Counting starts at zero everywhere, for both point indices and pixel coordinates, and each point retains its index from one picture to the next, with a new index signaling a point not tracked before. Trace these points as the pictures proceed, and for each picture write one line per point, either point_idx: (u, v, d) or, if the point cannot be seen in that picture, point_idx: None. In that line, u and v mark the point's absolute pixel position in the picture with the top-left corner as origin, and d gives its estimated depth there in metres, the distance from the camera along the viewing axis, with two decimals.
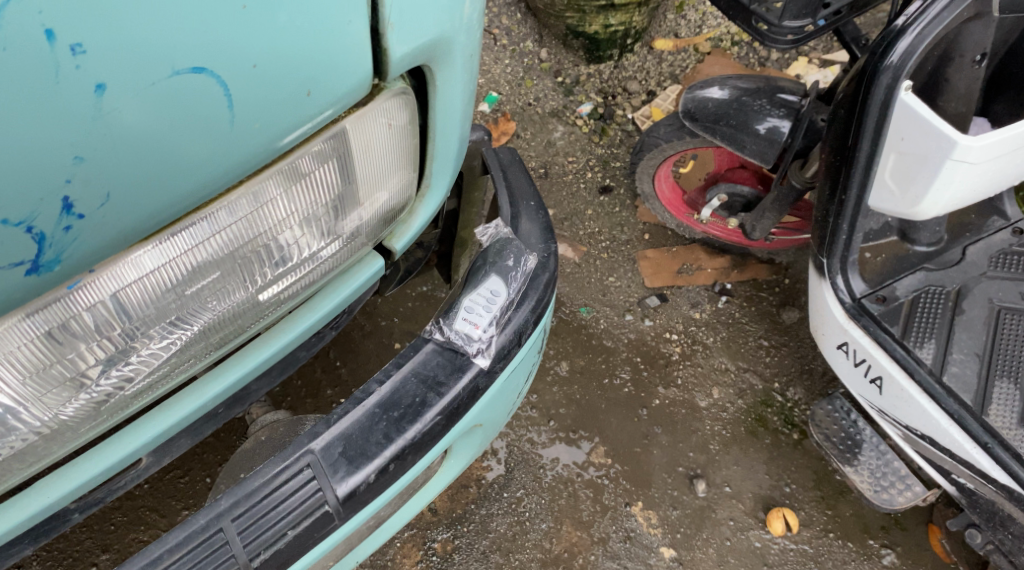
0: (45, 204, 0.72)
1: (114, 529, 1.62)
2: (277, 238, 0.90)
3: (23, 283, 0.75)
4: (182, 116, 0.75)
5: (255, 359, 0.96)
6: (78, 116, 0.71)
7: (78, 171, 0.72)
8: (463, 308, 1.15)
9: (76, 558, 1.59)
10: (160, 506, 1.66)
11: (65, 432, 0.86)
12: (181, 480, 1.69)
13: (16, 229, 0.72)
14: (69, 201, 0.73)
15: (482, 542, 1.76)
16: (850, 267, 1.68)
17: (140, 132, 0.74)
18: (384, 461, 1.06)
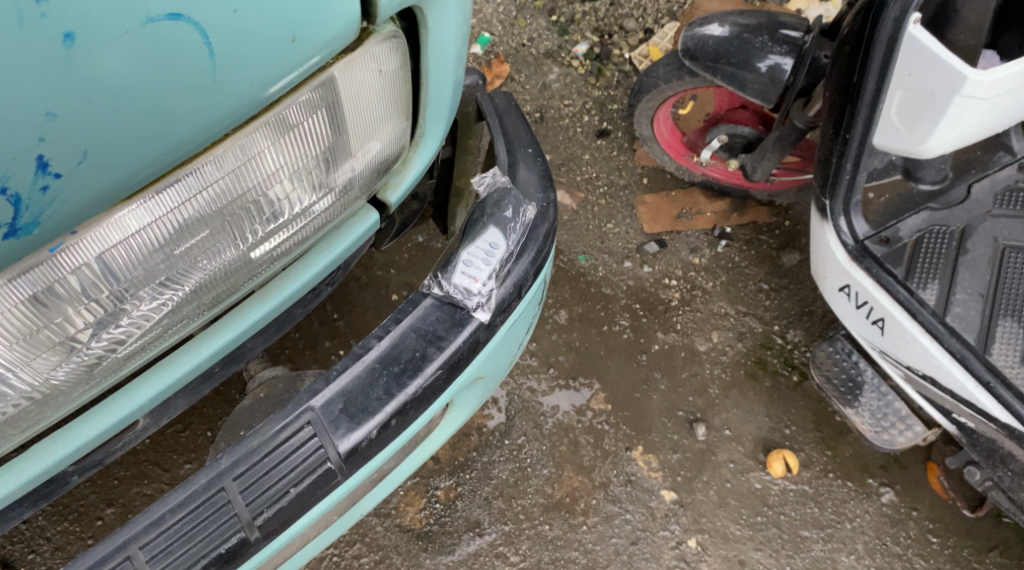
0: (19, 163, 0.69)
1: (118, 483, 1.62)
2: (269, 193, 0.87)
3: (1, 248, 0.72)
4: (158, 66, 0.71)
5: (250, 318, 0.94)
6: (48, 68, 0.68)
7: (51, 128, 0.69)
8: (461, 261, 1.12)
9: (82, 512, 1.59)
10: (162, 460, 1.65)
11: (58, 396, 0.84)
12: (182, 434, 1.67)
13: None
14: (44, 160, 0.70)
15: (484, 489, 1.77)
16: (853, 209, 1.64)
17: (116, 85, 0.71)
18: (386, 417, 1.05)
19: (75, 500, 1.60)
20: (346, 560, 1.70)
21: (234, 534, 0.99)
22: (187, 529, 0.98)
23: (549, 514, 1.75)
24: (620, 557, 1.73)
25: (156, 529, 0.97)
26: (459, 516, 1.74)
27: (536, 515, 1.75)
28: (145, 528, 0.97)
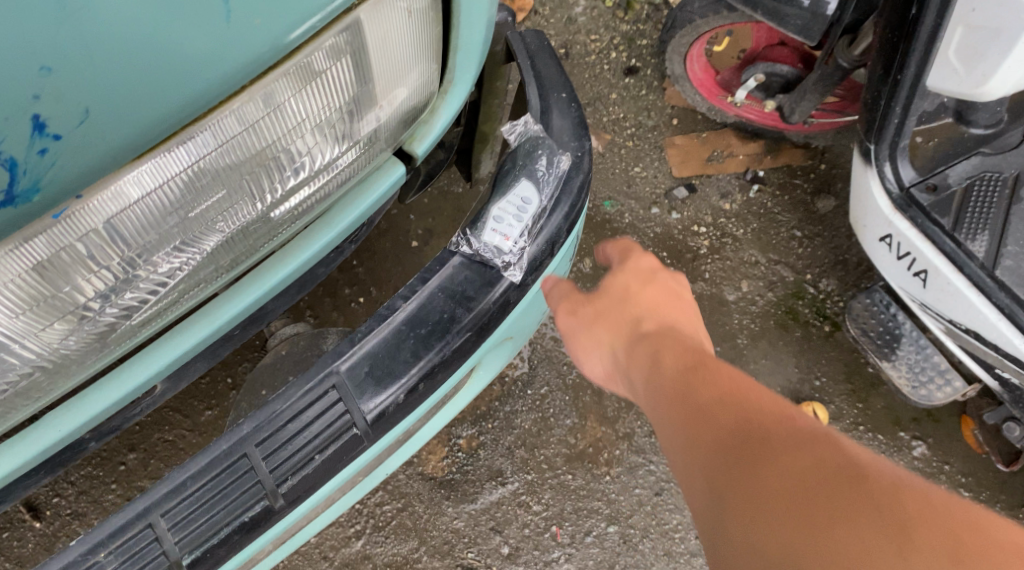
0: (13, 123, 0.64)
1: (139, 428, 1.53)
2: (289, 149, 0.80)
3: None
4: (164, 11, 0.65)
5: (271, 281, 0.87)
6: (40, 16, 0.62)
7: (47, 84, 0.64)
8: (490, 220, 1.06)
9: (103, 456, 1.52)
10: (183, 407, 1.55)
11: (69, 366, 0.79)
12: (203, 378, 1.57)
13: None
14: (41, 119, 0.65)
15: (507, 438, 1.72)
16: (899, 154, 1.55)
17: (121, 34, 0.64)
18: (413, 380, 1.00)
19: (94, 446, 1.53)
20: (368, 508, 1.67)
21: (258, 502, 0.95)
22: (209, 496, 0.93)
23: (571, 465, 1.71)
24: (643, 509, 1.70)
25: (177, 497, 0.93)
26: (482, 465, 1.71)
27: (559, 466, 1.71)
28: (165, 496, 0.92)
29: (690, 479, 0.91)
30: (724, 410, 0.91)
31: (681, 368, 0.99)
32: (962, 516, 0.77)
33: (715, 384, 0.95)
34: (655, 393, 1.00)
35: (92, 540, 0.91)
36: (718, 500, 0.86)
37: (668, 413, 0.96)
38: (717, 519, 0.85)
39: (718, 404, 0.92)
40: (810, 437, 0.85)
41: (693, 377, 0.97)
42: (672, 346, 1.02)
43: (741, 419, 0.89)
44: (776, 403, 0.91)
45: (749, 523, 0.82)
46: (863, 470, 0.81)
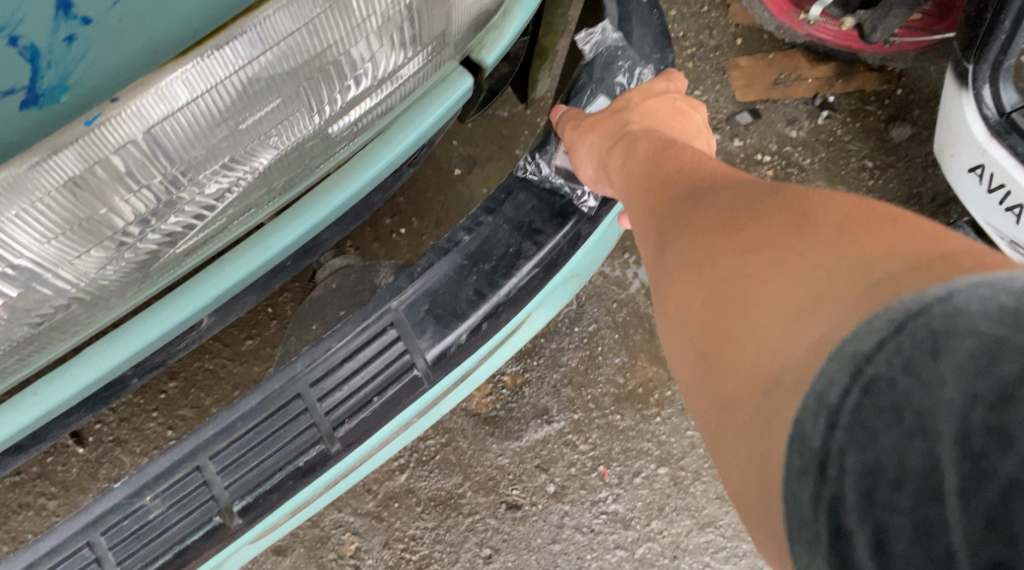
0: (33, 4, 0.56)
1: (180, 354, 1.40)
2: (351, 53, 0.70)
3: (22, 120, 0.59)
4: None
5: (327, 207, 0.77)
6: None
7: None
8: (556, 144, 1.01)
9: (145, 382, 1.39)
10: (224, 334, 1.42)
11: (107, 300, 0.70)
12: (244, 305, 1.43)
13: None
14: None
15: (553, 376, 1.61)
16: (1003, 75, 1.40)
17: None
18: (476, 321, 0.90)
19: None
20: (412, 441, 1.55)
21: (314, 446, 0.87)
22: (259, 440, 0.86)
23: (620, 406, 1.61)
24: (695, 451, 1.60)
25: (225, 440, 0.85)
26: (526, 403, 1.59)
27: (607, 406, 1.61)
28: (213, 439, 0.85)
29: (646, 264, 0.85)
30: (665, 186, 0.85)
31: (648, 149, 0.91)
32: (877, 217, 0.66)
33: (664, 162, 0.88)
34: (623, 173, 0.92)
35: (138, 482, 0.84)
36: (658, 274, 0.80)
37: (629, 199, 0.90)
38: (658, 295, 0.80)
39: (660, 181, 0.86)
40: (746, 188, 0.77)
41: (646, 160, 0.90)
42: (635, 132, 0.95)
43: (678, 189, 0.83)
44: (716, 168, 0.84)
45: (675, 281, 0.76)
46: (796, 203, 0.72)
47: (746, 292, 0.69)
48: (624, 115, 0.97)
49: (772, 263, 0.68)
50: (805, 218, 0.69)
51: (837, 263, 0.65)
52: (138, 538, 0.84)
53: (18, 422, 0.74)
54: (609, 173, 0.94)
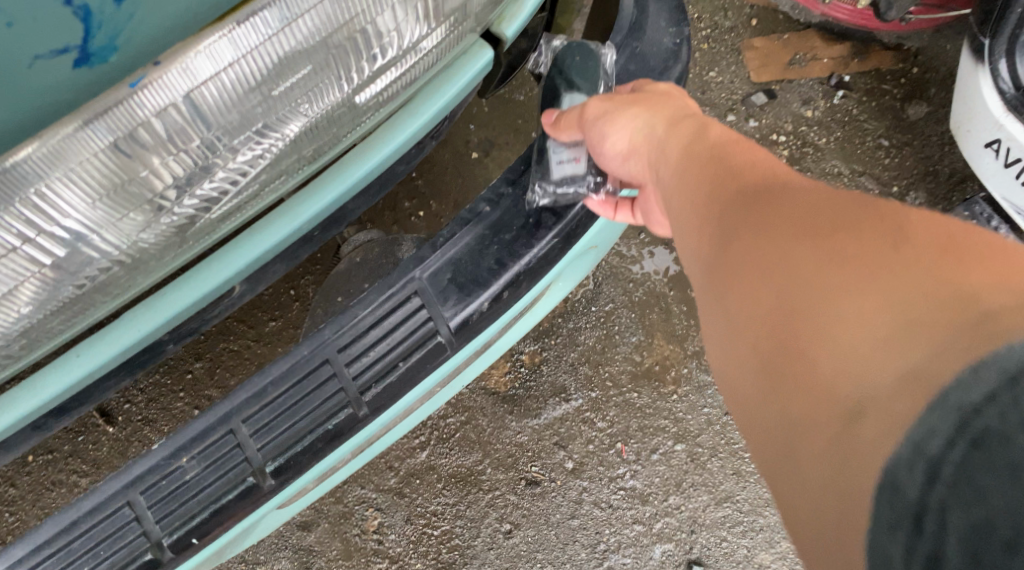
0: None
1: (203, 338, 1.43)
2: (377, 22, 0.72)
3: (76, 78, 0.64)
4: None
5: (354, 175, 0.80)
6: None
7: None
8: (552, 154, 1.01)
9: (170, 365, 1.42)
10: (247, 317, 1.45)
11: (147, 264, 0.73)
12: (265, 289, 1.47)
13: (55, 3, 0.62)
14: None
15: (570, 355, 1.62)
16: (1019, 50, 1.41)
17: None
18: (498, 289, 0.92)
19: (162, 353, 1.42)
20: (433, 420, 1.57)
21: (342, 410, 0.90)
22: (290, 404, 0.89)
23: (638, 384, 1.62)
24: (712, 428, 1.62)
25: (257, 404, 0.89)
26: (546, 382, 1.61)
27: (625, 384, 1.62)
28: (246, 403, 0.89)
29: (687, 249, 0.85)
30: (714, 170, 0.83)
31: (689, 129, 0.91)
32: (974, 241, 0.67)
33: (713, 148, 0.85)
34: (659, 160, 0.92)
35: (174, 444, 0.88)
36: (708, 266, 0.80)
37: (670, 183, 0.88)
38: (709, 288, 0.80)
39: (707, 165, 0.84)
40: (812, 187, 0.76)
41: (690, 142, 0.88)
42: (678, 119, 0.92)
43: (730, 178, 0.81)
44: (767, 157, 0.82)
45: (737, 285, 0.75)
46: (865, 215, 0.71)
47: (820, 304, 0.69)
48: (669, 105, 0.94)
49: (840, 285, 0.68)
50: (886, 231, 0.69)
51: (916, 295, 0.65)
52: (175, 497, 0.88)
53: (63, 382, 0.77)
54: (654, 169, 0.92)
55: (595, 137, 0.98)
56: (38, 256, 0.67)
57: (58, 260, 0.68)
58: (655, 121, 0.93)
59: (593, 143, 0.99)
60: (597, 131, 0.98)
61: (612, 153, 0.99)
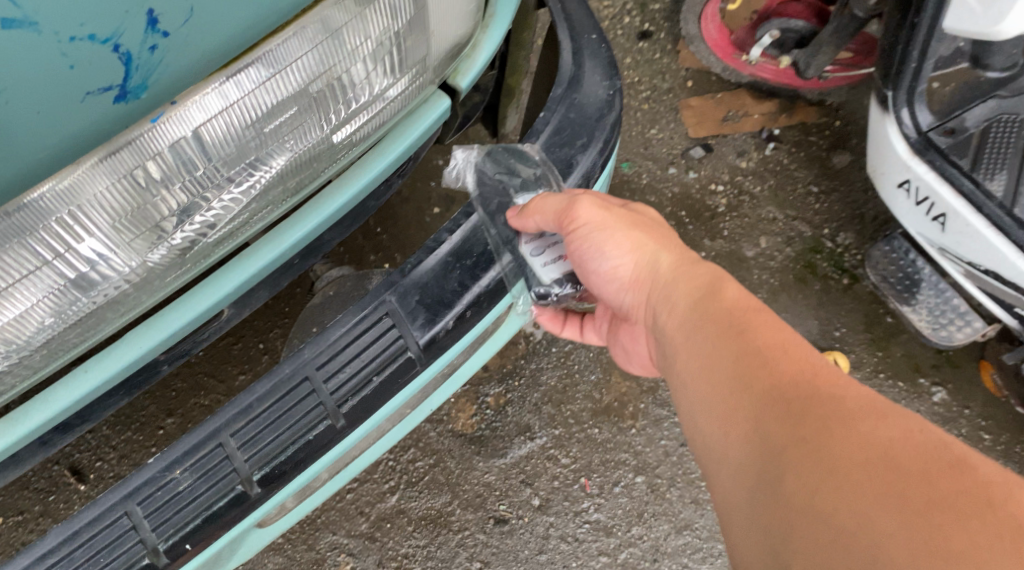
0: (130, 18, 0.68)
1: (176, 395, 1.56)
2: (352, 71, 0.85)
3: (114, 112, 0.72)
4: None
5: (332, 206, 0.91)
6: None
7: None
8: (535, 259, 1.15)
9: (145, 421, 1.54)
10: (217, 372, 1.59)
11: (152, 281, 0.83)
12: (234, 346, 1.61)
13: (102, 47, 0.68)
14: (155, 15, 0.69)
15: (534, 395, 1.73)
16: (917, 99, 1.59)
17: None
18: (461, 309, 1.03)
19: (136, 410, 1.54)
20: (401, 464, 1.66)
21: (321, 421, 1.00)
22: (273, 418, 0.99)
23: (598, 418, 1.72)
24: (669, 459, 1.70)
25: (244, 418, 0.98)
26: (511, 421, 1.71)
27: (585, 419, 1.72)
28: (234, 418, 0.98)
29: (712, 415, 0.93)
30: (749, 351, 0.92)
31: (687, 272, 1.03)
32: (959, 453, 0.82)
33: (738, 318, 0.96)
34: (659, 295, 1.05)
35: (169, 457, 0.97)
36: (750, 445, 0.88)
37: (691, 347, 0.98)
38: (749, 466, 0.87)
39: (741, 343, 0.93)
40: (830, 382, 0.88)
41: (712, 306, 0.98)
42: (684, 264, 1.04)
43: (769, 364, 0.91)
44: (790, 340, 0.93)
45: (759, 455, 0.87)
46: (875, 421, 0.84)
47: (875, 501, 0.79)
48: (665, 242, 1.07)
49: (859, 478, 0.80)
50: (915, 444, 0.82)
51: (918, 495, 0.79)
52: (170, 506, 0.96)
53: (74, 395, 0.87)
54: (653, 305, 1.05)
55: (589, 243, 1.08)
56: (60, 274, 0.77)
57: (76, 278, 0.78)
58: (652, 256, 1.07)
59: (580, 242, 1.09)
60: (596, 243, 1.08)
61: (599, 265, 1.09)
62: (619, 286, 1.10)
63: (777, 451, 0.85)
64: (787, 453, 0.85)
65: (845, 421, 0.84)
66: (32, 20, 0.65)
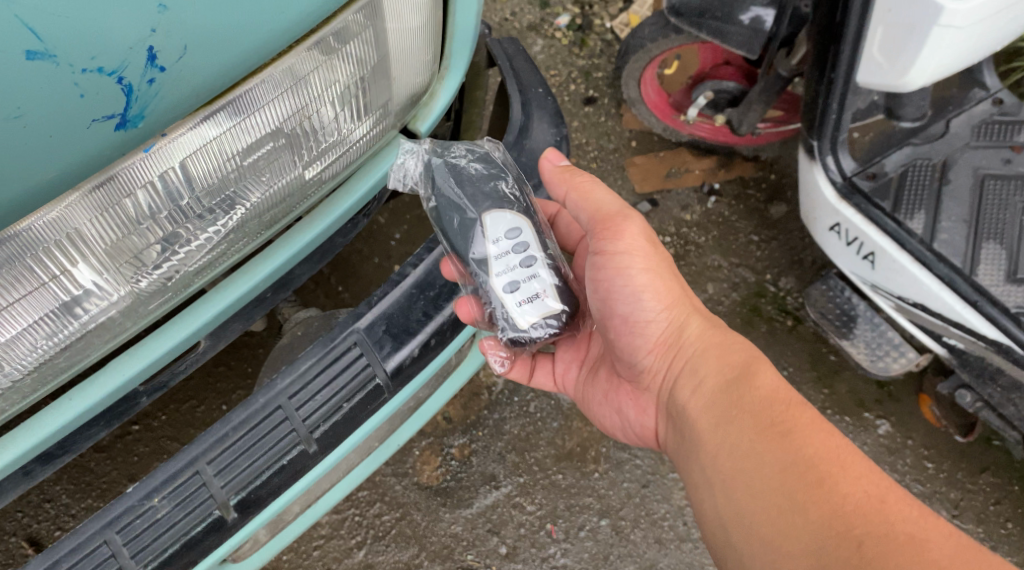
0: (133, 54, 0.76)
1: (138, 459, 1.60)
2: (321, 112, 0.94)
3: (113, 138, 0.79)
4: None
5: (303, 240, 1.01)
6: None
7: (162, 19, 0.76)
8: (515, 295, 1.10)
9: (105, 488, 1.57)
10: (180, 436, 1.62)
11: (137, 308, 0.92)
12: (198, 409, 1.64)
13: (108, 79, 0.76)
14: (154, 51, 0.77)
15: (498, 444, 1.74)
16: (840, 147, 1.70)
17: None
18: (425, 337, 1.11)
19: (96, 477, 1.57)
20: (367, 519, 1.67)
21: (295, 446, 1.06)
22: (248, 445, 1.04)
23: (561, 464, 1.73)
24: (632, 501, 1.72)
25: (222, 446, 1.03)
26: (476, 473, 1.72)
27: (550, 466, 1.73)
28: (211, 446, 1.03)
29: (753, 511, 1.00)
30: (788, 448, 1.01)
31: (715, 357, 1.15)
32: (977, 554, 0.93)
33: (777, 416, 1.04)
34: (688, 360, 1.16)
35: (148, 485, 1.00)
36: (798, 545, 0.95)
37: (724, 437, 1.06)
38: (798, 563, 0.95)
39: (780, 440, 1.02)
40: (854, 477, 0.99)
41: (744, 398, 1.08)
42: (710, 337, 1.17)
43: (806, 461, 1.00)
44: (823, 430, 1.03)
45: (793, 543, 0.96)
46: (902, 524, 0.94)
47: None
48: (687, 305, 1.20)
49: None
50: (934, 531, 0.95)
51: None
52: (150, 533, 1.00)
53: (59, 421, 0.91)
54: (680, 370, 1.17)
55: (624, 284, 1.18)
56: (55, 294, 0.86)
57: (67, 300, 0.87)
58: (680, 316, 1.19)
59: (612, 271, 1.18)
60: (634, 286, 1.18)
61: (625, 310, 1.19)
62: (643, 339, 1.20)
63: (832, 556, 0.93)
64: (840, 554, 0.93)
65: (877, 521, 0.95)
66: (52, 53, 0.73)
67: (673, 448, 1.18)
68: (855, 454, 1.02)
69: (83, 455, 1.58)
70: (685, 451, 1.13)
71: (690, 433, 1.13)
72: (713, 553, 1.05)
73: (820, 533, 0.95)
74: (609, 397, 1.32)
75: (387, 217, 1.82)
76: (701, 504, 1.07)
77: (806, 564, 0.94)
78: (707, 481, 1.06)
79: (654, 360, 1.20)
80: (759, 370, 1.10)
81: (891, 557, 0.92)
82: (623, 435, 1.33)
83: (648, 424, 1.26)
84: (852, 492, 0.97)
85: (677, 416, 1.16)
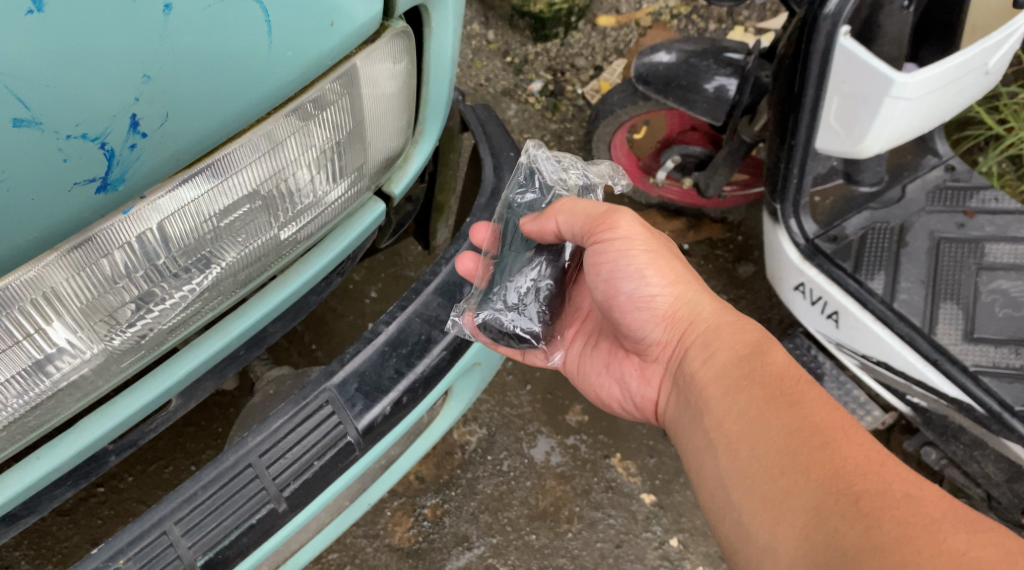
0: (116, 121, 0.79)
1: (102, 523, 1.58)
2: (298, 176, 0.98)
3: (94, 202, 0.82)
4: (230, 48, 0.83)
5: (275, 299, 1.04)
6: (147, 31, 0.78)
7: (146, 89, 0.80)
8: None
9: (67, 553, 1.54)
10: (147, 497, 1.60)
11: (110, 365, 0.94)
12: (165, 470, 1.63)
13: (90, 144, 0.79)
14: (136, 119, 0.80)
15: (470, 504, 1.73)
16: (802, 211, 1.74)
17: (192, 49, 0.81)
18: (397, 395, 1.13)
19: (58, 542, 1.55)
20: None
21: (265, 505, 1.06)
22: (218, 504, 1.04)
23: (534, 524, 1.72)
24: (605, 561, 1.71)
25: (190, 505, 1.03)
26: (446, 534, 1.70)
27: (522, 527, 1.72)
28: (178, 505, 1.03)
29: (756, 477, 1.02)
30: (794, 415, 1.03)
31: (727, 333, 1.17)
32: (977, 519, 0.92)
33: (787, 387, 1.06)
34: (700, 335, 1.18)
35: (112, 548, 0.99)
36: (801, 506, 0.96)
37: (731, 405, 1.09)
38: (799, 523, 0.96)
39: (787, 408, 1.04)
40: (861, 445, 1.00)
41: (755, 370, 1.10)
42: (723, 316, 1.19)
43: (813, 427, 1.01)
44: (832, 405, 1.05)
45: (795, 505, 0.97)
46: (907, 490, 0.95)
47: (908, 535, 0.90)
48: (697, 286, 1.22)
49: (895, 534, 0.90)
50: (931, 493, 0.95)
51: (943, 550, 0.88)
52: None
53: (25, 482, 0.91)
54: (688, 345, 1.20)
55: (627, 265, 1.20)
56: (28, 353, 0.87)
57: (40, 358, 0.88)
58: (686, 292, 1.21)
59: (615, 256, 1.20)
60: (634, 266, 1.20)
61: (630, 289, 1.21)
62: (651, 313, 1.22)
63: (834, 515, 0.94)
64: (843, 512, 0.94)
65: (879, 481, 0.95)
66: (39, 120, 0.76)
67: (676, 418, 1.20)
68: (862, 430, 1.03)
69: (46, 520, 1.56)
70: (690, 419, 1.15)
71: (696, 402, 1.15)
72: (711, 521, 1.07)
73: (816, 489, 0.97)
74: (612, 366, 1.35)
75: (362, 277, 1.86)
76: (702, 468, 1.09)
77: (802, 518, 0.96)
78: (710, 445, 1.09)
79: (663, 333, 1.22)
80: (771, 349, 1.12)
81: (884, 512, 0.92)
82: (623, 408, 1.36)
83: (650, 394, 1.29)
84: (854, 454, 0.99)
85: (685, 384, 1.19)
